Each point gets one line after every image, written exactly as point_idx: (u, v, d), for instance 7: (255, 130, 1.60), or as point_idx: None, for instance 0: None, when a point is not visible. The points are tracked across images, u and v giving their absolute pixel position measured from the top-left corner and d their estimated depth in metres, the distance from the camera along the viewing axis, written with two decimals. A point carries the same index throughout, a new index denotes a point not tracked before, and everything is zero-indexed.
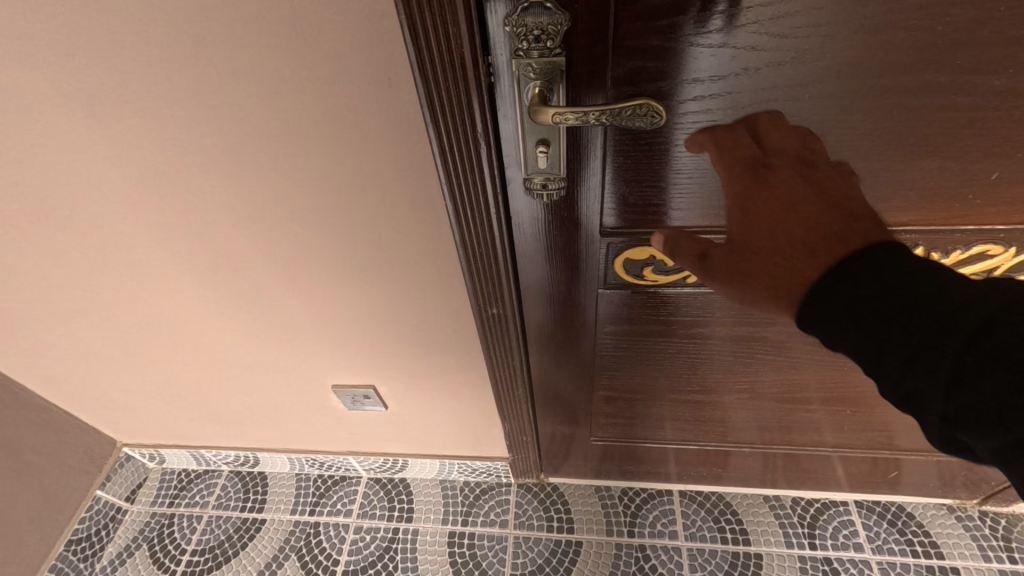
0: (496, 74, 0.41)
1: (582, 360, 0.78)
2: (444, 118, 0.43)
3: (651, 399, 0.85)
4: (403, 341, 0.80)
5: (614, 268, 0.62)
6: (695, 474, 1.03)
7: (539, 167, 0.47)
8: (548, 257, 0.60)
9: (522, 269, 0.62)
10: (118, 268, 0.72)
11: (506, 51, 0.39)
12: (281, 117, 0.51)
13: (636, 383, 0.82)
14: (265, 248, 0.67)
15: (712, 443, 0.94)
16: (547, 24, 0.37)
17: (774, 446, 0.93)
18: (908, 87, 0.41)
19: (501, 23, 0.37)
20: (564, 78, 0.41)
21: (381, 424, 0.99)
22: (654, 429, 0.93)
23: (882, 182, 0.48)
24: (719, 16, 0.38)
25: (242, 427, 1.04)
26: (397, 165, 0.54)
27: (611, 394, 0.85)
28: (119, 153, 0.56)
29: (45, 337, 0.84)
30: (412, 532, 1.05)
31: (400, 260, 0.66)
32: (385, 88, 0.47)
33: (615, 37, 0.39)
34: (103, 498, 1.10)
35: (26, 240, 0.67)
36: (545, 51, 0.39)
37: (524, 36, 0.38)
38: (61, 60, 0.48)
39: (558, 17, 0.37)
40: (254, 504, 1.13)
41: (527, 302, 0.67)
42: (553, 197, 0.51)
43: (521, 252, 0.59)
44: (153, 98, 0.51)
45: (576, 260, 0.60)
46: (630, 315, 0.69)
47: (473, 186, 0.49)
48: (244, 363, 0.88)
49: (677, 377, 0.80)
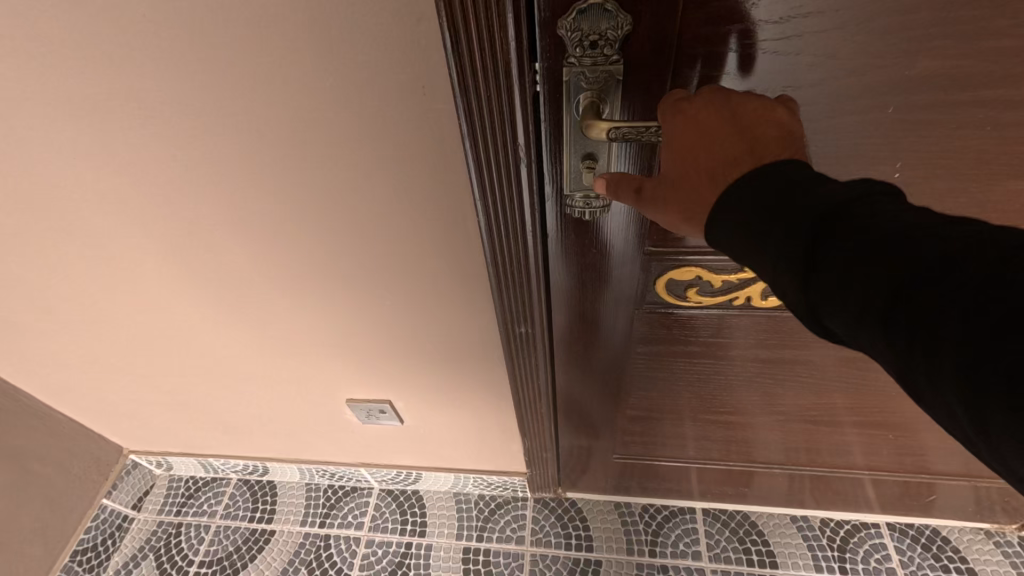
0: (542, 82, 0.37)
1: (609, 380, 0.74)
2: (483, 131, 0.39)
3: (677, 419, 0.82)
4: (420, 355, 0.76)
5: (654, 288, 0.59)
6: (719, 493, 0.99)
7: (583, 184, 0.44)
8: (582, 277, 0.56)
9: (554, 288, 0.58)
10: (126, 277, 0.68)
11: (557, 58, 0.36)
12: (300, 124, 0.47)
13: (662, 403, 0.79)
14: (280, 259, 0.63)
15: (739, 463, 0.90)
16: (606, 29, 0.34)
17: (805, 468, 0.89)
18: (1002, 101, 0.37)
19: (554, 28, 0.34)
20: (618, 89, 0.38)
21: (395, 437, 0.96)
22: (677, 448, 0.89)
23: (958, 204, 0.44)
24: (798, 19, 0.34)
25: (252, 437, 1.01)
26: (426, 176, 0.50)
27: (635, 412, 0.81)
28: (127, 160, 0.53)
29: (50, 346, 0.81)
30: (425, 547, 1.02)
31: (424, 274, 0.62)
32: (417, 94, 0.43)
33: (679, 42, 0.35)
34: (110, 506, 1.08)
35: (29, 247, 0.64)
36: (601, 59, 0.36)
37: (580, 41, 0.35)
38: (65, 61, 0.44)
39: (618, 21, 0.34)
40: (263, 515, 1.10)
41: (556, 322, 0.63)
42: (594, 215, 0.48)
43: (555, 271, 0.56)
44: (163, 103, 0.47)
45: (612, 279, 0.57)
46: (664, 335, 0.66)
47: (511, 203, 0.45)
48: (255, 374, 0.84)
49: (707, 398, 0.76)
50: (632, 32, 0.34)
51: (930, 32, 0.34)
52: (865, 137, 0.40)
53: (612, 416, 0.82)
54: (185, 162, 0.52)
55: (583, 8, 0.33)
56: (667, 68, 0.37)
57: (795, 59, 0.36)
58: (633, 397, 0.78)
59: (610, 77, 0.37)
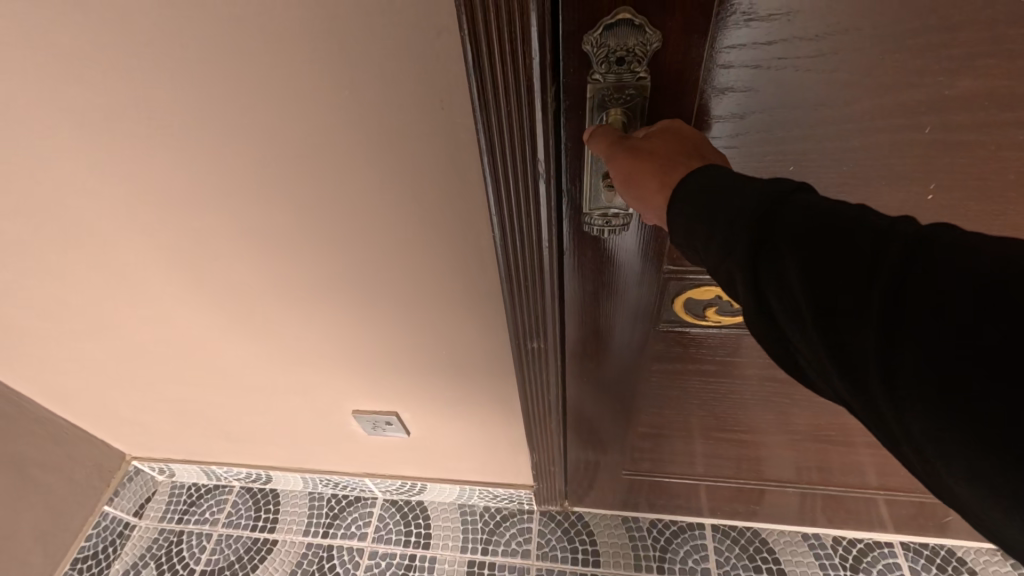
0: (564, 100, 0.37)
1: (621, 397, 0.73)
2: (501, 146, 0.38)
3: (688, 437, 0.80)
4: (429, 367, 0.75)
5: (672, 306, 0.58)
6: (728, 509, 0.98)
7: (607, 203, 0.43)
8: (599, 295, 0.55)
9: (568, 306, 0.57)
10: (132, 285, 0.68)
11: (582, 74, 0.35)
12: (316, 136, 0.46)
13: (673, 420, 0.77)
14: (288, 268, 0.62)
15: (749, 481, 0.88)
16: (633, 44, 0.33)
17: (818, 487, 0.88)
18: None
19: (580, 42, 0.34)
20: (645, 105, 0.37)
21: (401, 447, 0.94)
22: (687, 466, 0.87)
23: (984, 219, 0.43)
24: (828, 36, 0.33)
25: (256, 446, 1.00)
26: (442, 190, 0.49)
27: (645, 430, 0.80)
28: (136, 169, 0.52)
29: (55, 352, 0.80)
30: (429, 560, 1.00)
31: (434, 287, 0.61)
32: (436, 109, 0.42)
33: (708, 57, 0.34)
34: (110, 513, 1.06)
35: (36, 254, 0.63)
36: (628, 74, 0.35)
37: (606, 57, 0.34)
38: (78, 68, 0.43)
39: (647, 36, 0.33)
40: (265, 524, 1.09)
41: (569, 339, 0.62)
42: (616, 234, 0.47)
43: (570, 288, 0.54)
44: (174, 112, 0.46)
45: (629, 298, 0.56)
46: (680, 355, 0.65)
47: (530, 220, 0.44)
48: (260, 382, 0.83)
49: (722, 416, 0.74)
50: (661, 48, 0.34)
51: (965, 50, 0.33)
52: (890, 156, 0.39)
53: (625, 433, 0.80)
54: (197, 171, 0.51)
55: (610, 24, 0.32)
56: (695, 86, 0.36)
57: (828, 75, 0.35)
58: (645, 414, 0.77)
59: (636, 96, 0.36)
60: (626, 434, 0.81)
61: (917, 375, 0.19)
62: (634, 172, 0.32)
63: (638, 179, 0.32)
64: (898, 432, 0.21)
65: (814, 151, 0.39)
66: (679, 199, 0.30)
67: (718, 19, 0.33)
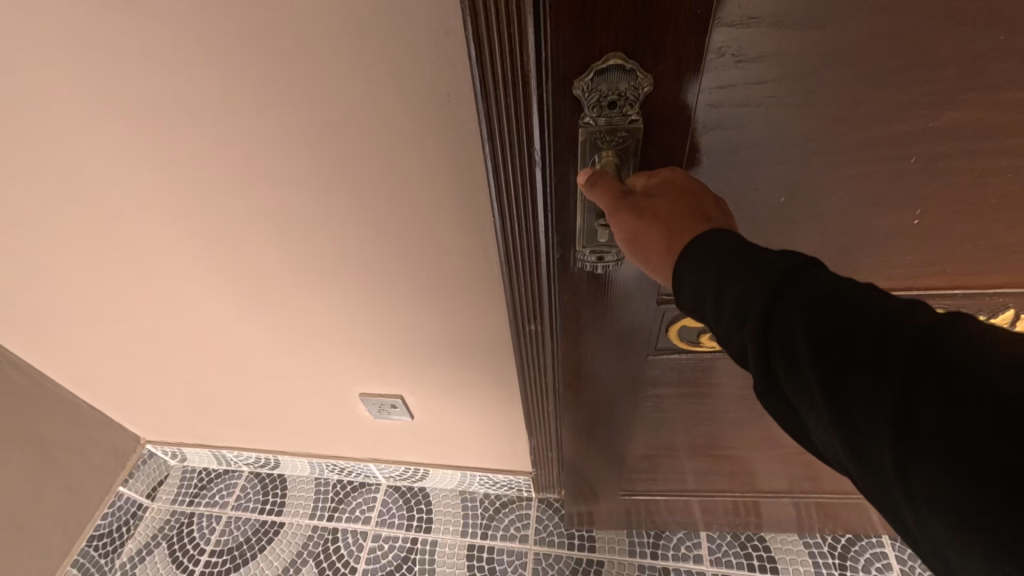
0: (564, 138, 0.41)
1: (617, 418, 0.77)
2: (500, 135, 0.42)
3: (682, 454, 0.84)
4: (435, 354, 0.79)
5: (665, 332, 0.62)
6: (726, 522, 0.97)
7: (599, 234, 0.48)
8: (593, 321, 0.60)
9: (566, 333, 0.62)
10: (156, 270, 0.72)
11: (578, 115, 0.40)
12: (335, 127, 0.50)
13: (667, 439, 0.81)
14: (304, 255, 0.66)
15: (744, 493, 0.90)
16: (623, 88, 0.38)
17: (811, 495, 0.90)
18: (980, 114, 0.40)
19: (576, 90, 0.38)
20: (635, 137, 0.41)
21: (406, 432, 0.98)
22: (682, 482, 0.90)
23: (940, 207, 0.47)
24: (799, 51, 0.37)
25: (266, 429, 1.04)
26: (448, 178, 0.53)
27: (641, 449, 0.83)
28: (168, 158, 0.56)
29: (79, 333, 0.84)
30: (430, 543, 1.04)
31: (440, 273, 0.65)
32: (443, 101, 0.46)
33: (689, 93, 0.39)
34: (125, 495, 1.11)
35: (69, 238, 0.68)
36: (619, 115, 0.39)
37: (598, 101, 0.38)
38: (121, 61, 0.47)
39: (634, 79, 0.37)
40: (272, 507, 1.13)
41: (566, 363, 0.66)
42: (607, 263, 0.51)
43: (567, 314, 0.59)
44: (207, 106, 0.50)
45: (621, 323, 0.60)
46: (671, 377, 0.69)
47: (528, 202, 0.47)
48: (271, 365, 0.87)
49: (712, 429, 0.78)
50: (647, 90, 0.38)
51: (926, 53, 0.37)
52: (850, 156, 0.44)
53: (622, 448, 0.83)
54: (222, 160, 0.55)
55: (600, 73, 0.37)
56: (680, 114, 0.40)
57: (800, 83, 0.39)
58: (640, 436, 0.80)
59: (624, 133, 0.40)
60: (626, 448, 0.83)
61: (912, 451, 0.23)
62: (639, 232, 0.37)
63: (642, 234, 0.37)
64: (896, 487, 0.24)
65: (789, 152, 0.44)
66: (685, 266, 0.34)
67: (696, 60, 0.37)
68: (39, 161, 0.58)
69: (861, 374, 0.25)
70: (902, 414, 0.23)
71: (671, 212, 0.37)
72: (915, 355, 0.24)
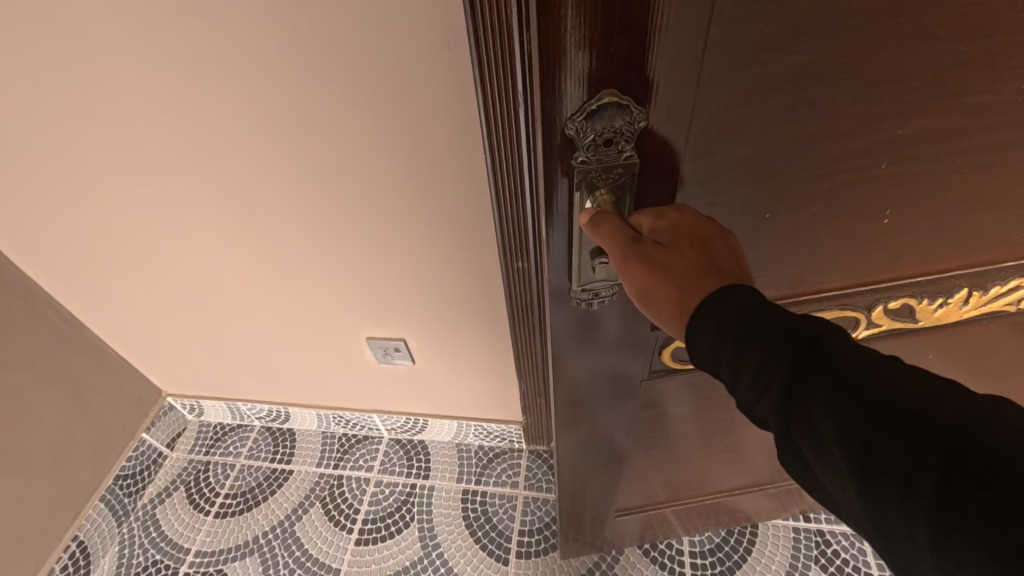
0: (554, 178, 0.38)
1: (609, 450, 0.75)
2: (490, 88, 0.51)
3: (671, 468, 0.83)
4: (434, 299, 0.87)
5: (659, 356, 0.60)
6: (705, 521, 0.97)
7: (594, 277, 0.45)
8: (590, 356, 0.57)
9: (560, 374, 0.59)
10: (187, 219, 0.80)
11: (568, 154, 0.37)
12: (352, 83, 0.59)
13: (658, 455, 0.79)
14: (320, 202, 0.75)
15: (723, 491, 0.90)
16: (618, 124, 0.35)
17: (785, 483, 0.90)
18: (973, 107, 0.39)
19: (565, 125, 0.35)
20: (627, 175, 0.39)
21: (407, 380, 1.06)
22: (670, 495, 0.89)
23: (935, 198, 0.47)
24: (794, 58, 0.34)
25: (279, 379, 1.12)
26: (447, 124, 0.62)
27: (633, 473, 0.82)
28: (207, 111, 0.64)
29: (113, 281, 0.92)
30: (428, 488, 1.13)
31: (440, 221, 0.74)
32: (443, 53, 0.55)
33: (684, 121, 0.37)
34: (147, 442, 1.19)
35: (112, 186, 0.76)
36: (612, 152, 0.37)
37: (593, 137, 0.36)
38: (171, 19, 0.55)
39: (630, 113, 0.35)
40: (282, 457, 1.21)
41: (560, 406, 0.63)
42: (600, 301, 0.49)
43: (560, 357, 0.56)
44: (244, 62, 0.59)
45: (616, 358, 0.58)
46: (667, 397, 0.69)
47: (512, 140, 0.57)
48: (286, 313, 0.95)
49: (699, 436, 0.77)
50: (643, 124, 0.36)
51: None
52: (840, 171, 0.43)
53: (615, 476, 0.80)
54: (252, 110, 0.64)
55: (593, 114, 0.34)
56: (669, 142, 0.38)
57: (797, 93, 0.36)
58: (632, 460, 0.79)
59: (619, 174, 0.38)
60: (613, 475, 0.81)
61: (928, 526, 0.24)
62: (650, 287, 0.37)
63: (652, 290, 0.37)
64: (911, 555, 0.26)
65: (782, 171, 0.42)
66: (700, 328, 0.35)
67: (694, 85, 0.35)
68: (90, 110, 0.66)
69: (878, 448, 0.26)
70: (912, 488, 0.25)
71: (685, 267, 0.37)
72: (918, 479, 0.25)
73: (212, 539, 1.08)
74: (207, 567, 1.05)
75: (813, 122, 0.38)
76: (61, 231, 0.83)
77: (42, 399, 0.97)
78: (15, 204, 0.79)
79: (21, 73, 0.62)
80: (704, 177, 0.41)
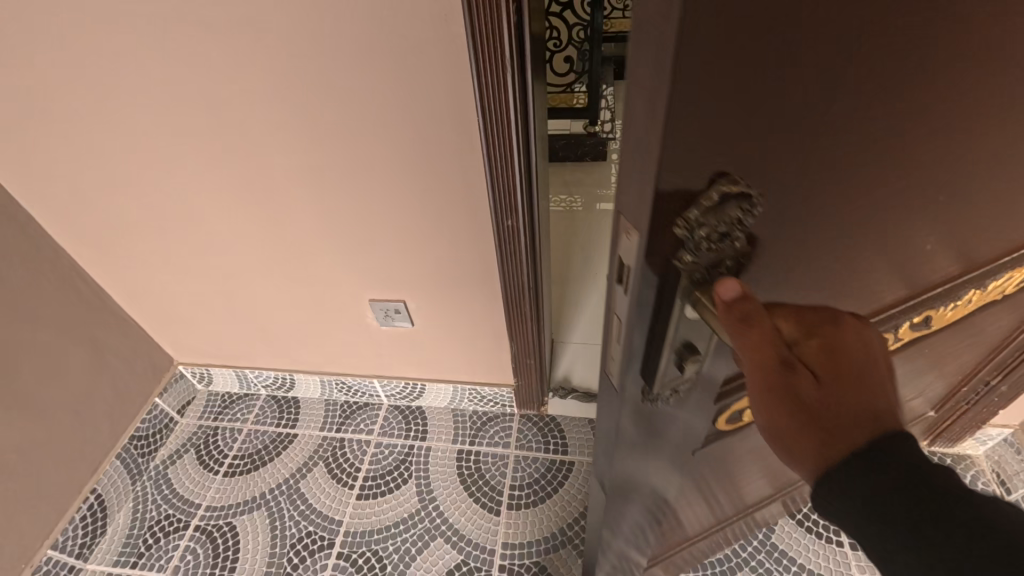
0: (653, 287, 0.33)
1: (643, 521, 0.66)
2: (481, 41, 0.61)
3: (697, 521, 0.75)
4: (431, 263, 0.95)
5: (716, 424, 0.53)
6: (705, 548, 0.92)
7: (682, 375, 0.38)
8: (650, 444, 0.49)
9: (613, 465, 0.50)
10: (208, 183, 0.87)
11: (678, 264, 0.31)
12: (363, 50, 0.66)
13: (688, 513, 0.71)
14: (329, 166, 0.82)
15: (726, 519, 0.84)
16: (741, 214, 0.30)
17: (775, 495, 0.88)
18: None
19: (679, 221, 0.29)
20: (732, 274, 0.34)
21: (407, 344, 1.13)
22: (682, 541, 0.81)
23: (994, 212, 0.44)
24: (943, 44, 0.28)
25: (286, 345, 1.19)
26: (443, 91, 0.69)
27: (661, 536, 0.73)
28: (233, 77, 0.72)
29: (135, 244, 1.00)
30: (425, 449, 1.20)
31: (437, 186, 0.81)
32: (442, 24, 0.63)
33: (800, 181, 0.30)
34: (159, 407, 1.26)
35: (141, 150, 0.83)
36: (726, 249, 0.31)
37: (711, 233, 0.30)
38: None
39: (752, 197, 0.29)
40: (287, 422, 1.28)
41: (608, 488, 0.55)
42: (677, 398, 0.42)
43: (620, 450, 0.48)
44: (269, 31, 0.66)
45: (679, 439, 0.51)
46: (714, 460, 0.61)
47: (501, 95, 0.66)
48: (295, 277, 1.02)
49: (724, 484, 0.70)
50: (761, 207, 0.30)
51: None
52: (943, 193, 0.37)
53: (640, 542, 0.72)
54: (271, 76, 0.71)
55: (713, 209, 0.29)
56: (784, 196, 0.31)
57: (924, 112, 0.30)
58: (664, 525, 0.70)
59: (728, 272, 0.33)
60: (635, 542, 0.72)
61: None
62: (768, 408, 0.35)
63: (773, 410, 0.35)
64: None
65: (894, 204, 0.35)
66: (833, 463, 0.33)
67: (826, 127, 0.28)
68: (126, 76, 0.73)
69: None
70: None
71: (812, 380, 0.35)
72: None
73: (220, 496, 1.15)
74: (217, 520, 1.11)
75: (912, 170, 0.33)
76: (90, 193, 0.91)
77: (65, 355, 1.04)
78: (50, 167, 0.87)
79: (68, 39, 0.70)
80: (806, 262, 0.36)
